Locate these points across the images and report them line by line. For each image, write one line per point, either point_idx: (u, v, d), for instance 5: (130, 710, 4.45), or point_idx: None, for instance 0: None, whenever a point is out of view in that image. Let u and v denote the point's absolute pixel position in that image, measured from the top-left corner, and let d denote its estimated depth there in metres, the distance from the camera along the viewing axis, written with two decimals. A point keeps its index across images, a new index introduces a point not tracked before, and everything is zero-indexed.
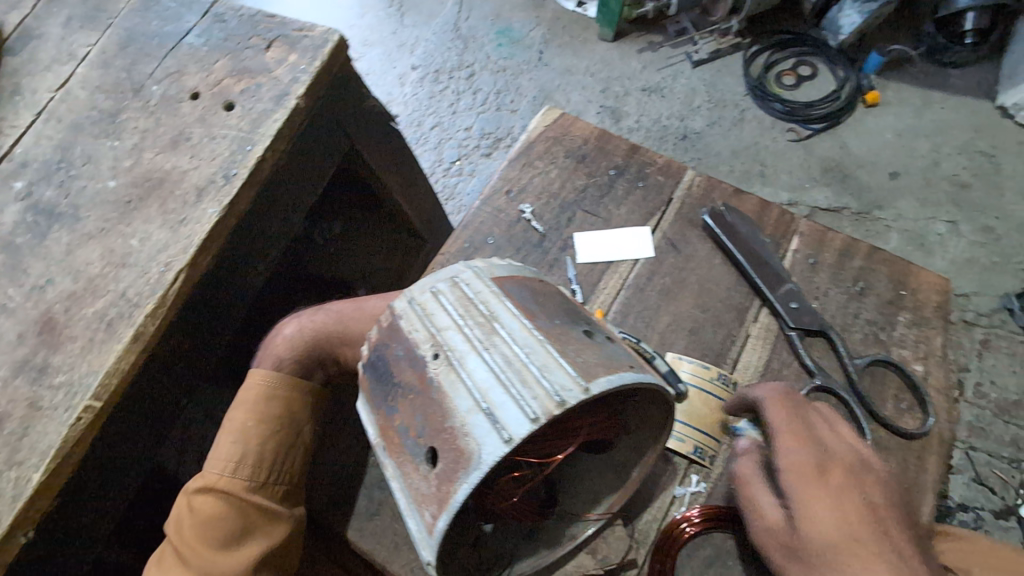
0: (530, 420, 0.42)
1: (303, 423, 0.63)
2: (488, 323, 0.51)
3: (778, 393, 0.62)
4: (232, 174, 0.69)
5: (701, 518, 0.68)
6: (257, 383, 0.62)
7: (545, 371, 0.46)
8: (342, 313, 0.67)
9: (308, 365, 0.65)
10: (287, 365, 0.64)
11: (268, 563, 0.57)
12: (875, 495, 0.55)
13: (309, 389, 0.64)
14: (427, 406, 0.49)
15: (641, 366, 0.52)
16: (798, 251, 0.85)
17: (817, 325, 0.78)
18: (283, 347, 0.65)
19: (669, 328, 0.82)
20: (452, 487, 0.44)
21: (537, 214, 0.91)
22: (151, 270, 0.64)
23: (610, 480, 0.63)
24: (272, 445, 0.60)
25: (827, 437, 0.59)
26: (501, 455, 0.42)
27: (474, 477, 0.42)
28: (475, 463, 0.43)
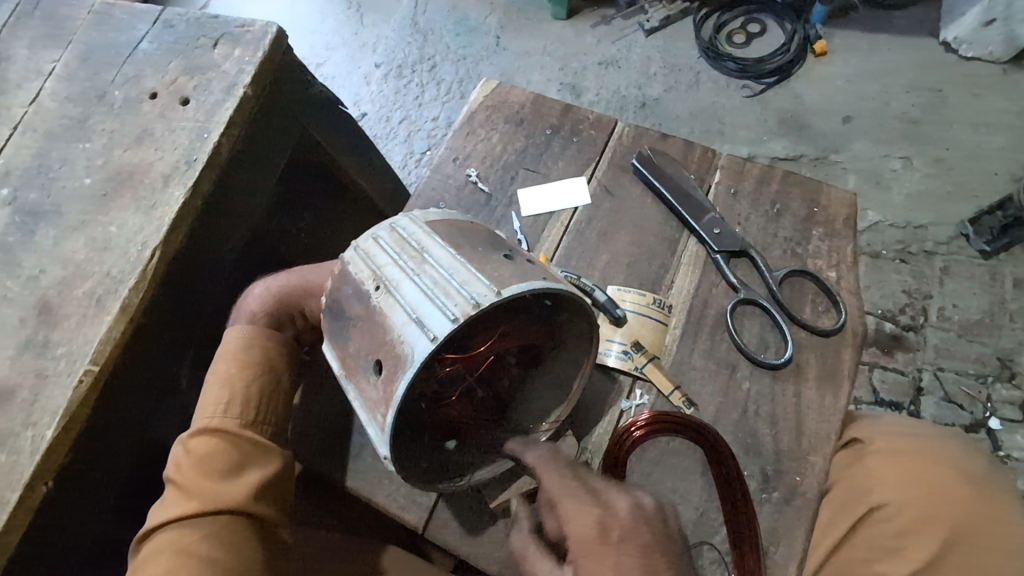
0: (451, 322, 0.51)
1: (282, 369, 0.73)
2: (419, 255, 0.59)
3: (543, 458, 0.62)
4: (193, 160, 0.77)
5: (645, 423, 0.75)
6: (238, 335, 0.72)
7: (465, 284, 0.54)
8: (303, 272, 0.77)
9: (278, 318, 0.75)
10: (261, 319, 0.74)
11: (265, 488, 0.65)
12: (650, 551, 0.53)
13: (281, 339, 0.74)
14: (373, 328, 0.58)
15: (554, 279, 0.60)
16: (720, 184, 0.93)
17: (739, 246, 0.86)
18: (256, 306, 0.75)
19: (609, 265, 0.90)
20: (394, 387, 0.53)
21: (483, 176, 0.99)
22: (131, 250, 0.72)
23: (555, 395, 0.69)
24: (257, 388, 0.70)
25: (609, 495, 0.58)
26: (427, 352, 0.50)
27: (408, 374, 0.51)
28: (409, 363, 0.51)
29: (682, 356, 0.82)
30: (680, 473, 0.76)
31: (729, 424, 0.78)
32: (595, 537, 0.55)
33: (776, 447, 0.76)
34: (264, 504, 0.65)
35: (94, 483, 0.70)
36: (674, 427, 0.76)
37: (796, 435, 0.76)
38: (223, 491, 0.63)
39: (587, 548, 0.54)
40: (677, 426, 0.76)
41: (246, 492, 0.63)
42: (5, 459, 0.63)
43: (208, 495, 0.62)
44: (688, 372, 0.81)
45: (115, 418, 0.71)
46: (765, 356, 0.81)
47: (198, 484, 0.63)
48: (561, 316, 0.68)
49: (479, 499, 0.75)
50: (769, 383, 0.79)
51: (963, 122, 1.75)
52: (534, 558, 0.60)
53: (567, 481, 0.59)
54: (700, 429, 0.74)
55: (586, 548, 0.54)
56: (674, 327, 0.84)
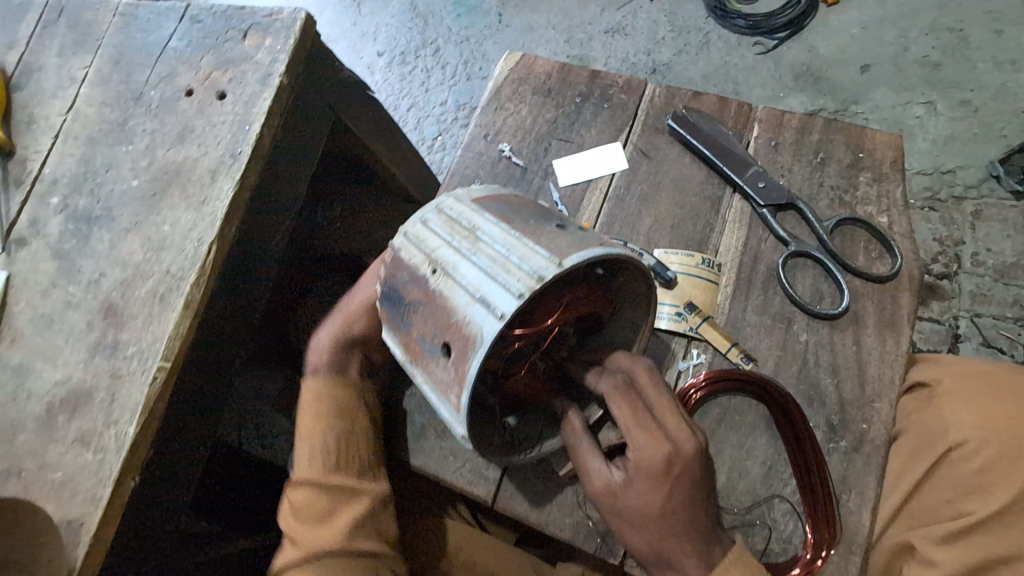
0: (517, 298, 0.52)
1: (356, 409, 0.75)
2: (472, 235, 0.60)
3: (619, 388, 0.62)
4: (237, 153, 0.77)
5: (705, 384, 0.77)
6: (313, 384, 0.76)
7: (524, 259, 0.55)
8: (352, 303, 0.76)
9: (344, 351, 0.77)
10: (329, 366, 0.76)
11: (361, 527, 0.69)
12: (701, 480, 0.60)
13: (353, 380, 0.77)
14: (435, 313, 0.59)
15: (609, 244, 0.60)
16: (759, 138, 0.91)
17: (785, 198, 0.85)
18: (321, 351, 0.77)
19: (653, 229, 0.89)
20: (466, 367, 0.54)
21: (515, 151, 0.98)
22: (187, 246, 0.73)
23: None
24: (336, 434, 0.73)
25: (674, 428, 0.60)
26: (498, 331, 0.52)
27: (480, 353, 0.52)
28: (480, 342, 0.53)
29: (736, 314, 0.82)
30: (745, 431, 0.77)
31: (789, 377, 0.78)
32: (662, 468, 0.59)
33: (840, 396, 0.76)
34: (363, 539, 0.69)
35: (175, 476, 0.72)
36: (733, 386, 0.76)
37: (859, 383, 0.76)
38: (325, 538, 0.68)
39: (652, 476, 0.59)
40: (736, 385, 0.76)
41: (344, 536, 0.68)
42: (93, 458, 0.65)
43: (313, 544, 0.68)
44: (743, 329, 0.81)
45: (190, 412, 0.73)
46: (820, 307, 0.80)
47: (303, 536, 0.69)
48: (616, 281, 0.68)
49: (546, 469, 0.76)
50: (827, 334, 0.79)
51: (986, 60, 1.70)
52: (584, 450, 0.63)
53: (637, 410, 0.61)
54: (763, 386, 0.75)
55: (651, 476, 0.59)
56: (725, 286, 0.84)
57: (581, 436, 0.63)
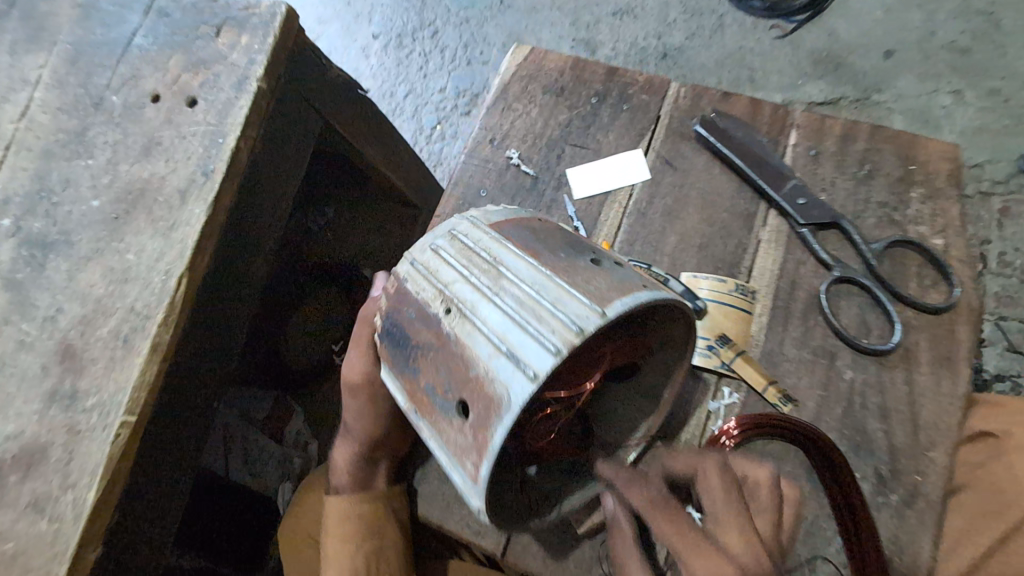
0: (553, 354, 0.43)
1: (383, 525, 0.68)
2: (493, 268, 0.51)
3: (654, 500, 0.53)
4: (209, 170, 0.67)
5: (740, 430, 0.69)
6: (336, 505, 0.70)
7: (558, 304, 0.46)
8: (359, 421, 0.68)
9: (365, 467, 0.69)
10: (350, 484, 0.70)
11: None
12: None
13: (379, 495, 0.69)
14: (450, 360, 0.49)
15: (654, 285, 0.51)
16: (798, 145, 0.82)
17: (828, 217, 0.76)
18: (342, 474, 0.71)
19: (678, 248, 0.80)
20: (488, 433, 0.44)
21: (524, 158, 0.88)
22: (153, 279, 0.64)
23: (641, 406, 0.63)
24: (362, 554, 0.67)
25: (731, 546, 0.49)
26: (530, 393, 0.42)
27: (507, 419, 0.43)
28: (506, 406, 0.43)
29: (773, 347, 0.74)
30: (783, 481, 0.69)
31: (833, 421, 0.70)
32: None
33: (890, 444, 0.68)
34: None
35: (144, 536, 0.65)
36: (772, 432, 0.69)
37: (912, 429, 0.68)
38: None
39: None
40: (775, 431, 0.69)
41: None
42: (48, 527, 0.57)
43: None
44: (781, 365, 0.73)
45: (156, 465, 0.64)
46: (868, 341, 0.72)
47: None
48: (650, 327, 0.58)
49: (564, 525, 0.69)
50: (876, 372, 0.71)
51: (1020, 46, 1.58)
52: (629, 564, 0.59)
53: (682, 526, 0.50)
54: (812, 437, 0.68)
55: None
56: (760, 315, 0.76)
57: (624, 546, 0.61)
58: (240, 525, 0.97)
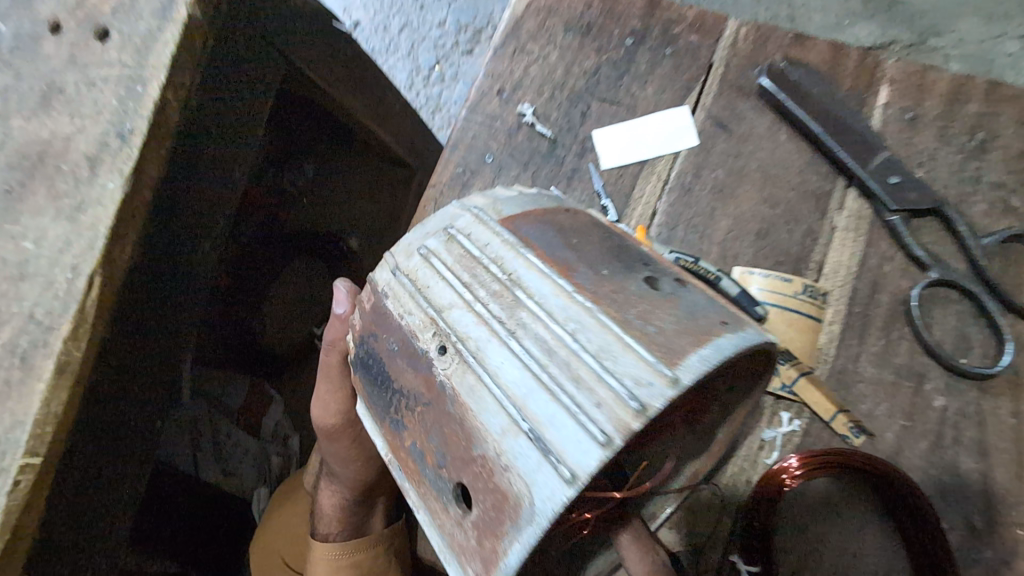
0: (600, 444, 0.28)
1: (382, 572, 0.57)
2: (508, 292, 0.35)
3: None
4: (126, 131, 0.50)
5: (802, 469, 0.56)
6: (322, 552, 0.58)
7: (606, 360, 0.31)
8: (346, 467, 0.56)
9: (356, 507, 0.59)
10: (341, 528, 0.59)
11: None
12: None
13: (375, 539, 0.58)
14: (444, 423, 0.35)
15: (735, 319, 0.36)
16: (890, 106, 0.64)
17: (929, 202, 0.60)
18: (331, 519, 0.59)
19: (731, 236, 0.65)
20: (498, 543, 0.31)
21: (540, 115, 0.71)
22: (57, 278, 0.49)
23: (690, 443, 0.49)
24: None
25: None
26: (564, 504, 0.28)
27: (528, 534, 0.29)
28: (527, 513, 0.30)
29: (846, 364, 0.60)
30: (849, 527, 0.58)
31: (917, 459, 0.57)
32: None
33: (989, 490, 0.56)
34: None
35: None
36: (838, 471, 0.56)
37: (1016, 473, 0.56)
38: None
39: None
40: (842, 469, 0.56)
41: None
42: None
43: None
44: (854, 387, 0.59)
45: (89, 498, 0.56)
46: (967, 362, 0.58)
47: None
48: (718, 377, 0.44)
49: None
50: (973, 401, 0.57)
51: None
52: None
53: None
54: (892, 482, 0.55)
55: None
56: (831, 323, 0.61)
57: None
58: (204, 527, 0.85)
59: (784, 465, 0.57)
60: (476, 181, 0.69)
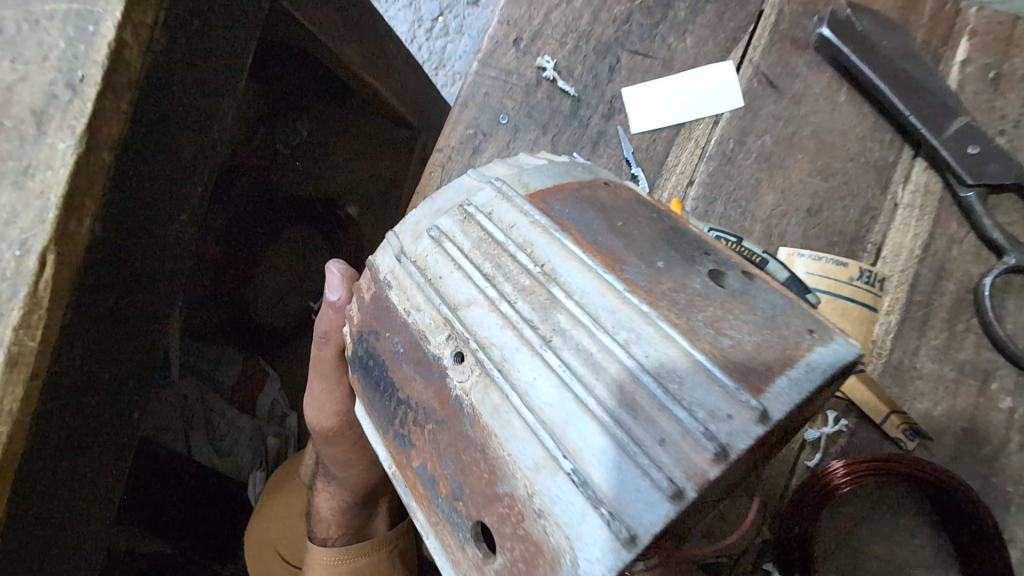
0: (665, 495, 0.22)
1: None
2: (541, 289, 0.29)
3: None
4: (77, 80, 0.43)
5: (851, 472, 0.50)
6: (319, 556, 0.53)
7: (670, 383, 0.24)
8: (346, 470, 0.51)
9: (357, 509, 0.54)
10: (340, 531, 0.54)
11: None
12: None
13: (380, 543, 0.54)
14: (462, 448, 0.28)
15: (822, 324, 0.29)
16: (970, 63, 0.56)
17: (1011, 176, 0.52)
18: (330, 523, 0.54)
19: (777, 212, 0.57)
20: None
21: (562, 69, 0.62)
22: (3, 255, 0.42)
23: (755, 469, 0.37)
24: None
25: None
26: (618, 569, 0.22)
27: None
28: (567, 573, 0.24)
29: (904, 359, 0.54)
30: (897, 535, 0.53)
31: (977, 465, 0.52)
32: None
33: None
34: None
35: None
36: (894, 479, 0.50)
37: None
38: None
39: None
40: (899, 475, 0.50)
41: None
42: None
43: None
44: (911, 385, 0.53)
45: (65, 504, 0.49)
46: None
47: None
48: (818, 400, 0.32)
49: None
50: None
51: None
52: None
53: None
54: (947, 488, 0.49)
55: None
56: (888, 313, 0.54)
57: None
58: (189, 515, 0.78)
59: (829, 469, 0.51)
60: (489, 145, 0.61)
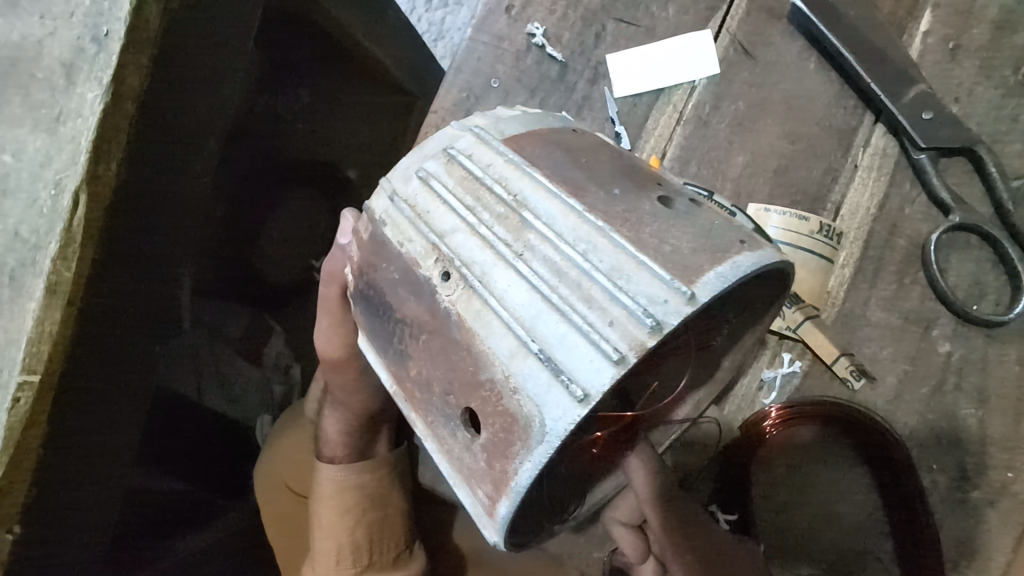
0: (613, 362, 0.28)
1: (391, 493, 0.60)
2: (514, 215, 0.33)
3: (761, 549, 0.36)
4: (103, 34, 0.48)
5: (780, 415, 0.58)
6: (326, 476, 0.60)
7: (618, 280, 0.30)
8: (351, 396, 0.57)
9: (361, 434, 0.60)
10: (345, 454, 0.60)
11: None
12: None
13: (387, 463, 0.61)
14: (450, 350, 0.33)
15: (751, 236, 0.34)
16: (931, 34, 0.60)
17: (959, 140, 0.56)
18: (335, 444, 0.60)
19: (746, 173, 0.62)
20: (509, 463, 0.31)
21: (551, 36, 0.66)
22: (41, 195, 0.47)
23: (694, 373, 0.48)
24: (367, 524, 0.59)
25: None
26: (575, 422, 0.28)
27: (539, 454, 0.29)
28: (537, 432, 0.29)
29: (855, 308, 0.59)
30: (838, 467, 0.59)
31: (915, 402, 0.57)
32: None
33: (984, 434, 0.56)
34: None
35: (81, 504, 0.55)
36: (822, 417, 0.58)
37: (1013, 418, 0.55)
38: None
39: None
40: (823, 414, 0.58)
41: None
42: None
43: None
44: (861, 331, 0.58)
45: (105, 424, 0.55)
46: (978, 309, 0.57)
47: None
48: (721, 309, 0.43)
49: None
50: (981, 347, 0.57)
51: None
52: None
53: None
54: (855, 421, 0.57)
55: None
56: (843, 267, 0.59)
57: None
58: (204, 455, 0.84)
59: (764, 413, 0.58)
60: (481, 107, 0.65)
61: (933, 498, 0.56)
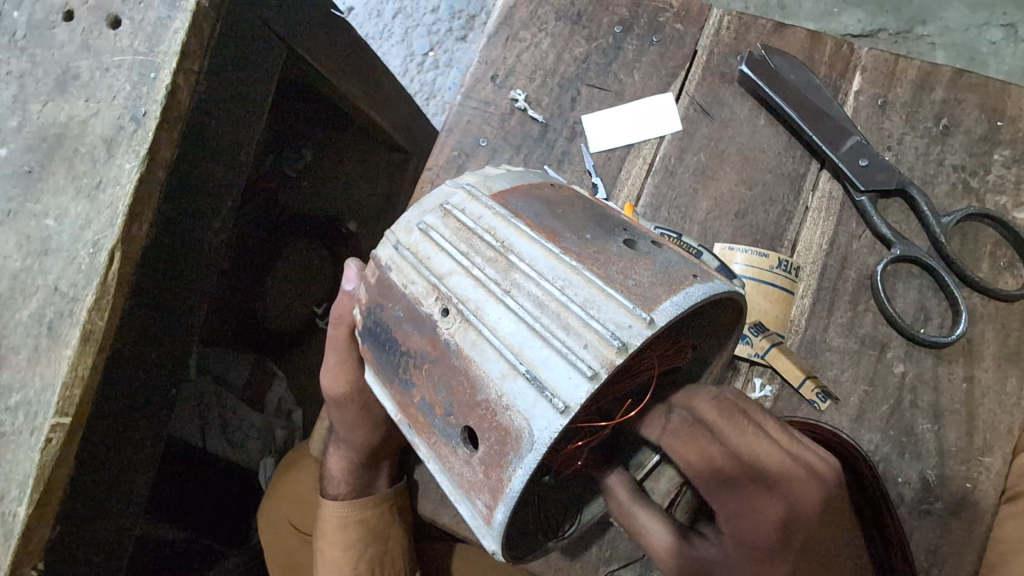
0: (587, 378, 0.33)
1: (390, 529, 0.63)
2: (502, 258, 0.39)
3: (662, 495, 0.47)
4: (141, 114, 0.55)
5: None
6: (331, 512, 0.63)
7: (590, 309, 0.36)
8: (354, 431, 0.61)
9: (363, 471, 0.62)
10: (348, 491, 0.63)
11: None
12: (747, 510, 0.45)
13: (386, 502, 0.62)
14: (451, 375, 0.38)
15: (703, 270, 0.40)
16: (862, 93, 0.68)
17: (894, 182, 0.64)
18: (339, 481, 0.64)
19: (711, 216, 0.68)
20: (503, 472, 0.35)
21: (531, 100, 0.74)
22: (80, 253, 0.53)
23: None
24: (368, 558, 0.62)
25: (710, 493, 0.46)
26: (558, 429, 0.33)
27: (529, 460, 0.34)
28: (527, 442, 0.34)
29: (816, 334, 0.64)
30: None
31: (878, 419, 0.62)
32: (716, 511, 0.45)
33: (941, 446, 0.61)
34: None
35: (99, 543, 0.58)
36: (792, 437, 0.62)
37: (966, 430, 0.61)
38: None
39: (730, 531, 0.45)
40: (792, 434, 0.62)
41: None
42: None
43: None
44: (823, 355, 0.64)
45: (125, 464, 0.59)
46: (926, 331, 0.63)
47: None
48: (686, 332, 0.48)
49: (594, 529, 0.63)
50: (931, 367, 0.62)
51: None
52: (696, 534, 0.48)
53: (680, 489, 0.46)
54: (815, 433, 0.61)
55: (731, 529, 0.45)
56: (802, 297, 0.65)
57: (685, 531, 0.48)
58: (210, 501, 0.87)
59: None
60: (470, 164, 0.73)
61: (901, 509, 0.60)
